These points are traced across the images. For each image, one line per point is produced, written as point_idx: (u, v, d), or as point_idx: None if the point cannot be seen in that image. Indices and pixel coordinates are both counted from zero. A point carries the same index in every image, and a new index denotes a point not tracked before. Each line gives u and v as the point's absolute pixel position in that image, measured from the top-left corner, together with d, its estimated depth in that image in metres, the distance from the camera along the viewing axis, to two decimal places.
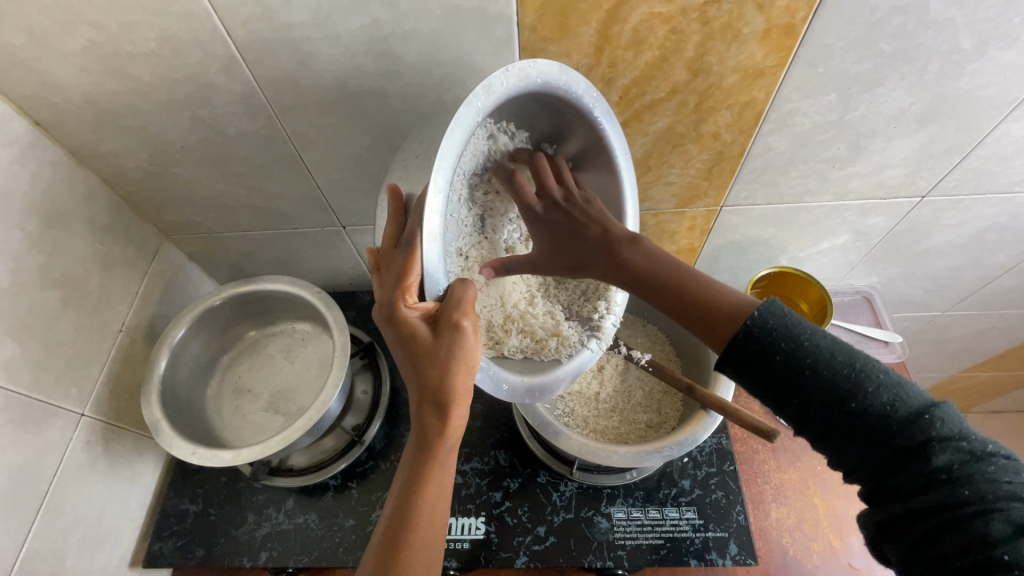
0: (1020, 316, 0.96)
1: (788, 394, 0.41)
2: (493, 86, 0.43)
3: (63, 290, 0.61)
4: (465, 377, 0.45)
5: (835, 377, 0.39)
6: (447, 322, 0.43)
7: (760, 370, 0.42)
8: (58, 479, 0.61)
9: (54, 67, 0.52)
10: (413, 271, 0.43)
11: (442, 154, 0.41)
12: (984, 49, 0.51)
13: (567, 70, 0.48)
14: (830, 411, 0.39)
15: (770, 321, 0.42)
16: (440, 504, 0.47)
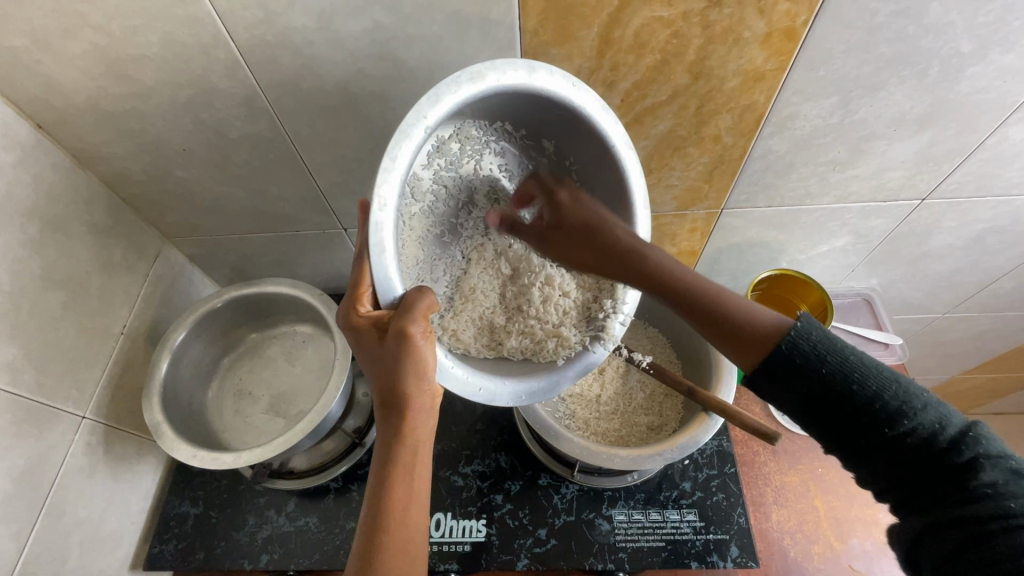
0: (1019, 318, 0.96)
1: (835, 411, 0.41)
2: (442, 96, 0.43)
3: (64, 293, 0.61)
4: (417, 376, 0.46)
5: (885, 394, 0.40)
6: (394, 326, 0.44)
7: (806, 387, 0.42)
8: (59, 482, 0.61)
9: (56, 70, 0.52)
10: (361, 282, 0.48)
11: (384, 175, 0.42)
12: (984, 53, 0.51)
13: (535, 66, 0.45)
14: (876, 426, 0.40)
15: (816, 336, 0.43)
16: (412, 513, 0.46)
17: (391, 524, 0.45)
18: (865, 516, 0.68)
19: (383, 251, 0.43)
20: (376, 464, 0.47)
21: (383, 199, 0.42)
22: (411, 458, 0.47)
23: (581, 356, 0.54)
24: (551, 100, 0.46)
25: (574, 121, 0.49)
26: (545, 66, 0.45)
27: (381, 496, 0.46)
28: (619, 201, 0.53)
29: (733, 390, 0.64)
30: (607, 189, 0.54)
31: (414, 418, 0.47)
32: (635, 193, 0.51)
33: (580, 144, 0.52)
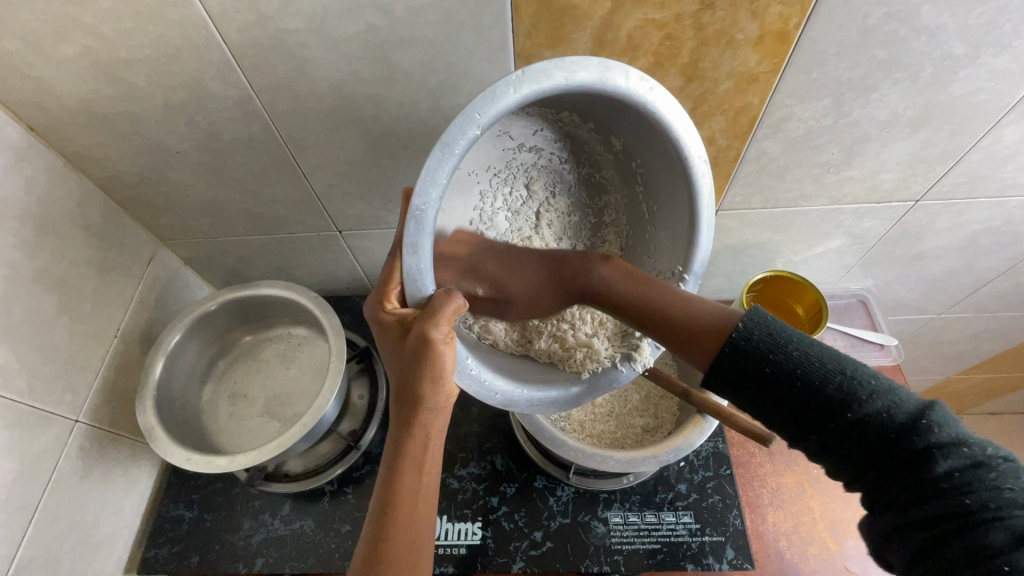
0: (1014, 319, 0.97)
1: (784, 406, 0.41)
2: (504, 94, 0.40)
3: (57, 296, 0.61)
4: (435, 379, 0.46)
5: (827, 386, 0.39)
6: (417, 325, 0.45)
7: (749, 382, 0.42)
8: (52, 486, 0.60)
9: (48, 73, 0.52)
10: (392, 281, 0.49)
11: (429, 169, 0.41)
12: (976, 55, 0.51)
13: (609, 66, 0.42)
14: (824, 419, 0.39)
15: (758, 334, 0.42)
16: (421, 511, 0.46)
17: (398, 521, 0.45)
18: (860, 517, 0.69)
19: (416, 248, 0.43)
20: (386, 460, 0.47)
21: (425, 199, 0.41)
22: (421, 455, 0.47)
23: (608, 372, 0.54)
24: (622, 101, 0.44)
25: (645, 121, 0.46)
26: (615, 64, 0.42)
27: (390, 491, 0.46)
28: (681, 206, 0.51)
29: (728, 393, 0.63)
30: (667, 191, 0.53)
31: (426, 417, 0.47)
32: (701, 201, 0.49)
33: (645, 140, 0.50)
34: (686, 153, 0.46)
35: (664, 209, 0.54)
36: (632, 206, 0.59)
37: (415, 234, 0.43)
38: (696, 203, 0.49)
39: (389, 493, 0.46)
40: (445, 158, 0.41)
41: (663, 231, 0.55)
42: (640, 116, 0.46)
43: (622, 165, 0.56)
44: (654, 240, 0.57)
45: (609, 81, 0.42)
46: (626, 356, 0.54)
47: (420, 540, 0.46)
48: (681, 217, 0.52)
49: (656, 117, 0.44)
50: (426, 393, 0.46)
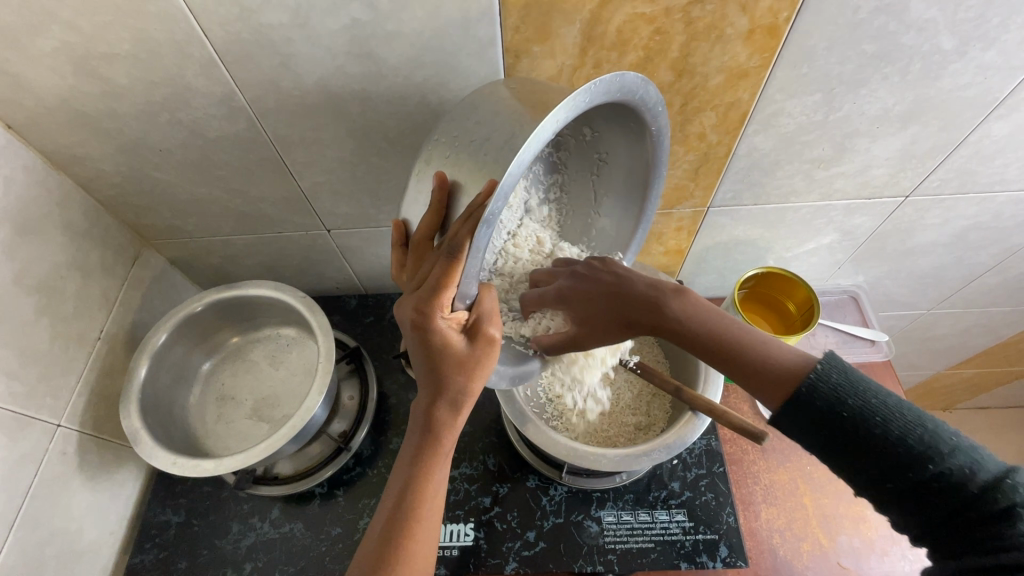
0: (1002, 313, 0.97)
1: (856, 453, 0.42)
2: (577, 99, 0.37)
3: (37, 298, 0.59)
4: (479, 384, 0.47)
5: (907, 438, 0.40)
6: (481, 332, 0.45)
7: (822, 428, 0.43)
8: (34, 491, 0.59)
9: (25, 69, 0.50)
10: (451, 289, 0.42)
11: (515, 166, 0.36)
12: (965, 49, 0.51)
13: (648, 83, 0.43)
14: (902, 469, 0.40)
15: (835, 379, 0.43)
16: (439, 499, 0.49)
17: (423, 512, 0.47)
18: (852, 513, 0.68)
19: (478, 252, 0.40)
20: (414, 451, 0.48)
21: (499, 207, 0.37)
22: (449, 449, 0.48)
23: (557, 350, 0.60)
24: (643, 112, 0.45)
25: (643, 133, 0.49)
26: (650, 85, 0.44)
27: (416, 482, 0.47)
28: (633, 200, 0.57)
29: (721, 390, 0.64)
30: (622, 186, 0.57)
31: (461, 417, 0.48)
32: (656, 201, 0.56)
33: (628, 147, 0.52)
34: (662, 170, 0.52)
35: (614, 198, 0.58)
36: (578, 189, 0.59)
37: (484, 240, 0.39)
38: (652, 201, 0.55)
39: (417, 485, 0.47)
40: (521, 159, 0.36)
41: (605, 217, 0.60)
42: (642, 127, 0.48)
43: (582, 150, 0.55)
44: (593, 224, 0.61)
45: (645, 92, 0.43)
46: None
47: (435, 527, 0.48)
48: (632, 212, 0.57)
49: (661, 134, 0.48)
50: (470, 397, 0.47)
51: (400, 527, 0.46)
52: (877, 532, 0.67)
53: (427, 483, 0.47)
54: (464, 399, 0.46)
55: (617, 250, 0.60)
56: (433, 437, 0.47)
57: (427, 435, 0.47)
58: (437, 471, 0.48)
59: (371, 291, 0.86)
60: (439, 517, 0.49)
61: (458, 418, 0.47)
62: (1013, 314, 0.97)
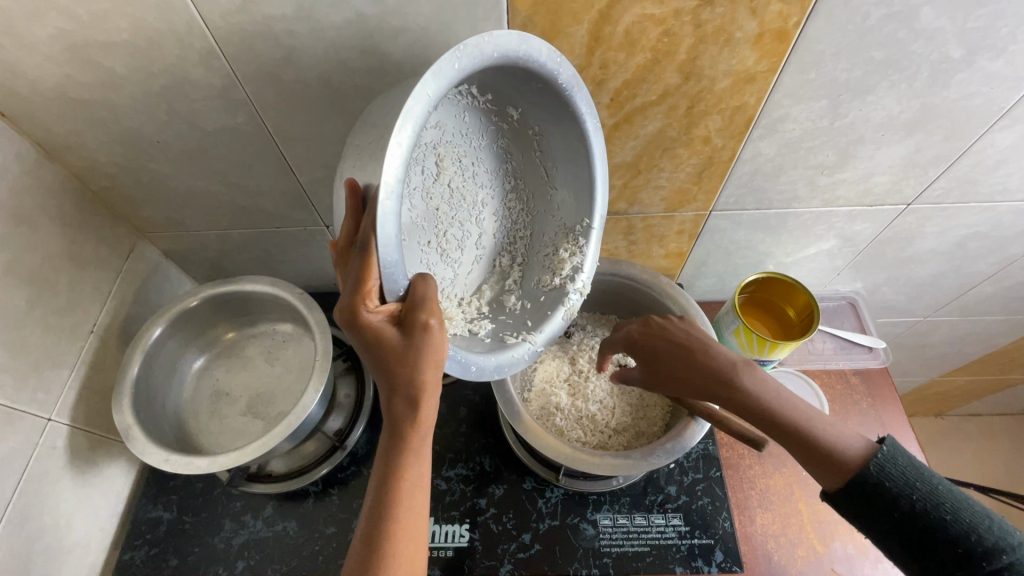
0: (998, 322, 0.98)
1: (924, 539, 0.44)
2: (446, 68, 0.40)
3: (29, 289, 0.58)
4: (431, 375, 0.46)
5: (980, 529, 0.43)
6: (413, 318, 0.44)
7: (890, 511, 0.45)
8: (23, 486, 0.58)
9: (21, 57, 0.49)
10: (372, 277, 0.42)
11: (395, 143, 0.39)
12: (973, 59, 0.51)
13: (527, 37, 0.43)
14: (973, 560, 0.42)
15: (902, 463, 0.47)
16: (419, 495, 0.48)
17: (401, 515, 0.46)
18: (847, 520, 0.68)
19: (388, 241, 0.41)
20: (384, 450, 0.48)
21: (388, 190, 0.39)
22: (419, 447, 0.48)
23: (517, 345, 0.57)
24: (540, 71, 0.46)
25: (551, 91, 0.49)
26: (535, 38, 0.44)
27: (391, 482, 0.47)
28: (579, 165, 0.56)
29: None
30: (564, 155, 0.56)
31: (424, 412, 0.47)
32: (599, 157, 0.54)
33: (553, 114, 0.52)
34: (585, 122, 0.51)
35: (564, 168, 0.58)
36: (530, 172, 0.60)
37: (388, 228, 0.40)
38: (593, 164, 0.54)
39: (392, 485, 0.47)
40: (402, 136, 0.39)
41: (562, 190, 0.59)
42: (548, 88, 0.48)
43: (517, 133, 0.57)
44: (555, 201, 0.61)
45: (530, 49, 0.44)
46: (557, 305, 0.59)
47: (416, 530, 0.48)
48: (583, 174, 0.56)
49: (568, 87, 0.48)
50: (427, 386, 0.46)
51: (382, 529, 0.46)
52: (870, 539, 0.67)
53: (401, 484, 0.47)
54: (421, 391, 0.46)
55: (581, 219, 0.58)
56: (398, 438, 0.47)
57: (393, 436, 0.47)
58: (409, 468, 0.47)
59: None
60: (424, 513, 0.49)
61: (419, 411, 0.47)
62: (1008, 323, 0.98)
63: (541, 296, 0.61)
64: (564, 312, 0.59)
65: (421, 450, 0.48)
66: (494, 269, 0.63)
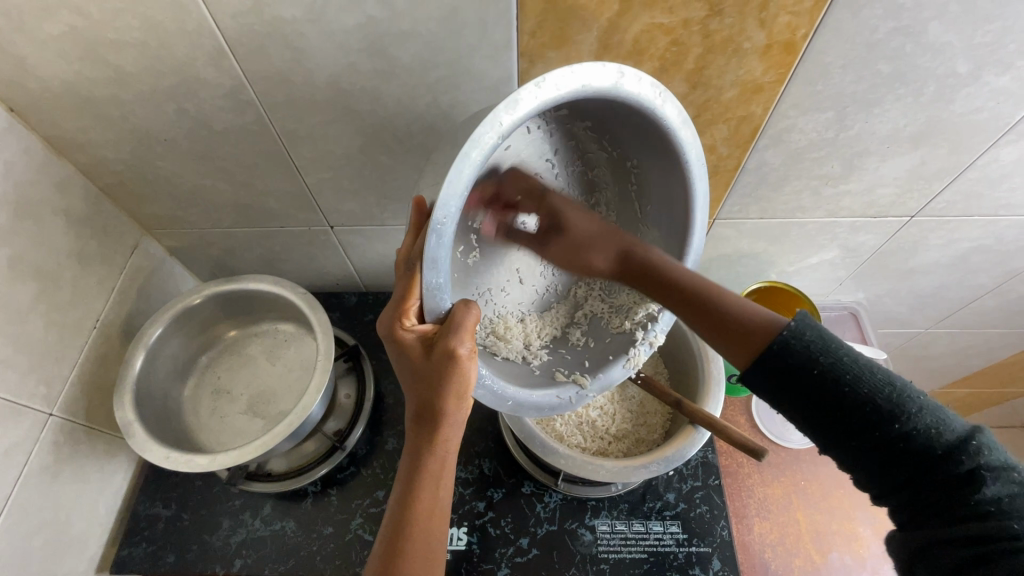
0: (999, 335, 0.98)
1: (822, 409, 0.41)
2: (522, 101, 0.38)
3: (34, 284, 0.59)
4: (458, 398, 0.46)
5: (876, 398, 0.40)
6: (443, 343, 0.44)
7: (792, 385, 0.42)
8: (23, 480, 0.58)
9: (31, 53, 0.49)
10: (413, 296, 0.46)
11: (456, 174, 0.38)
12: (979, 74, 0.51)
13: (620, 69, 0.41)
14: (871, 429, 0.40)
15: (810, 336, 0.42)
16: (436, 523, 0.46)
17: (415, 539, 0.45)
18: (845, 530, 0.69)
19: (435, 263, 0.42)
20: (404, 471, 0.47)
21: (446, 213, 0.39)
22: (440, 469, 0.47)
23: (560, 384, 0.54)
24: (630, 106, 0.43)
25: (650, 125, 0.46)
26: (628, 68, 0.42)
27: (406, 504, 0.46)
28: (677, 205, 0.52)
29: (720, 405, 0.63)
30: (660, 193, 0.54)
31: (447, 432, 0.47)
32: (699, 193, 0.50)
33: (650, 147, 0.50)
34: (686, 155, 0.47)
35: (659, 206, 0.55)
36: (624, 208, 0.58)
37: (433, 248, 0.41)
38: (692, 202, 0.50)
39: (407, 507, 0.46)
40: (467, 169, 0.39)
41: (654, 231, 0.56)
42: (646, 122, 0.46)
43: (616, 165, 0.55)
44: (644, 238, 0.58)
45: (621, 88, 0.41)
46: (620, 353, 0.57)
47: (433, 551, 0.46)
48: (679, 213, 0.52)
49: (665, 121, 0.45)
50: (449, 410, 0.46)
51: (394, 551, 0.44)
52: (869, 551, 0.68)
53: (416, 506, 0.46)
54: (443, 413, 0.46)
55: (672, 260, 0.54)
56: (419, 457, 0.47)
57: (414, 458, 0.47)
58: (425, 492, 0.46)
59: (371, 289, 0.85)
60: (440, 545, 0.47)
61: (441, 433, 0.47)
62: (1010, 336, 0.98)
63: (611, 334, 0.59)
64: (626, 360, 0.56)
65: (440, 476, 0.47)
66: (568, 298, 0.63)
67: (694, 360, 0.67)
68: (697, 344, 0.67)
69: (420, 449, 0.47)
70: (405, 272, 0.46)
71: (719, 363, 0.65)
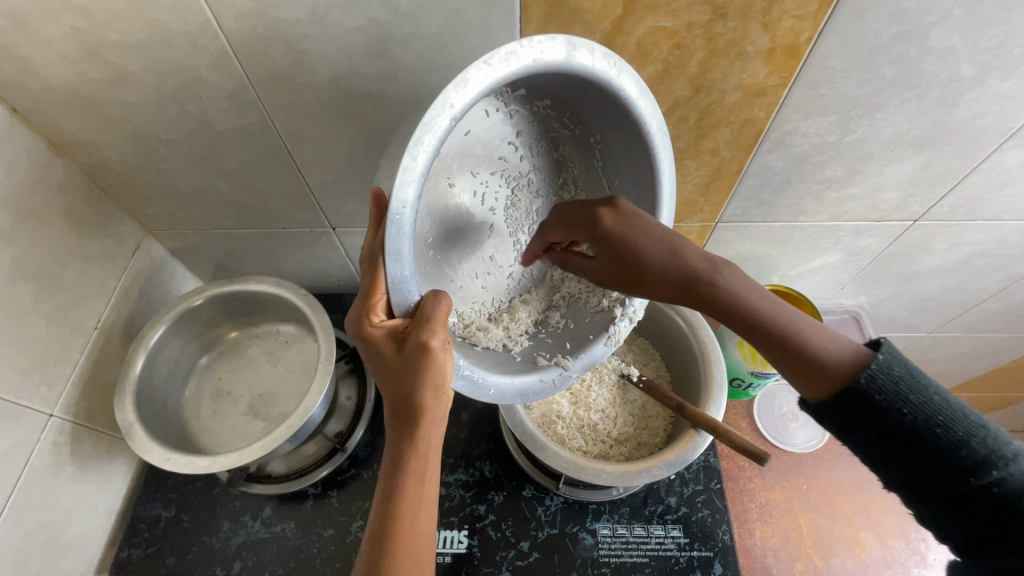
0: (1002, 340, 0.97)
1: (906, 447, 0.41)
2: (471, 80, 0.39)
3: (36, 285, 0.59)
4: (435, 390, 0.45)
5: (971, 441, 0.39)
6: (416, 336, 0.44)
7: (877, 422, 0.41)
8: (24, 481, 0.58)
9: (34, 54, 0.50)
10: (379, 291, 0.45)
11: (410, 158, 0.39)
12: (984, 78, 0.51)
13: (570, 41, 0.42)
14: (958, 471, 0.39)
15: (898, 371, 0.41)
16: (421, 520, 0.46)
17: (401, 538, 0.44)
18: (847, 535, 0.69)
19: (398, 254, 0.42)
20: (386, 471, 0.46)
21: (402, 201, 0.40)
22: (424, 466, 0.46)
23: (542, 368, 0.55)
24: (587, 80, 0.44)
25: (609, 99, 0.47)
26: (580, 40, 0.42)
27: (390, 504, 0.45)
28: (642, 176, 0.53)
29: (723, 409, 0.63)
30: (625, 165, 0.54)
31: (428, 428, 0.46)
32: (663, 163, 0.51)
33: (612, 120, 0.50)
34: (647, 127, 0.48)
35: (626, 179, 0.55)
36: (590, 184, 0.59)
37: (395, 239, 0.41)
38: (658, 174, 0.51)
39: (392, 507, 0.45)
40: (421, 150, 0.39)
41: None
42: (605, 98, 0.47)
43: (578, 139, 0.56)
44: None
45: (573, 60, 0.42)
46: (601, 331, 0.57)
47: (421, 547, 0.46)
48: (645, 184, 0.53)
49: (623, 93, 0.45)
50: (428, 405, 0.45)
51: (382, 551, 0.44)
52: (871, 556, 0.67)
53: (401, 506, 0.45)
54: (422, 407, 0.45)
55: None
56: (401, 456, 0.46)
57: (395, 456, 0.46)
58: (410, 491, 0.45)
59: None
60: (427, 541, 0.46)
61: (422, 429, 0.46)
62: (1012, 341, 0.98)
63: (589, 316, 0.59)
64: (607, 338, 0.56)
65: (424, 473, 0.46)
66: (545, 282, 0.63)
67: (697, 364, 0.67)
68: (700, 347, 0.66)
69: (402, 448, 0.46)
70: (370, 268, 0.45)
71: (721, 366, 0.65)
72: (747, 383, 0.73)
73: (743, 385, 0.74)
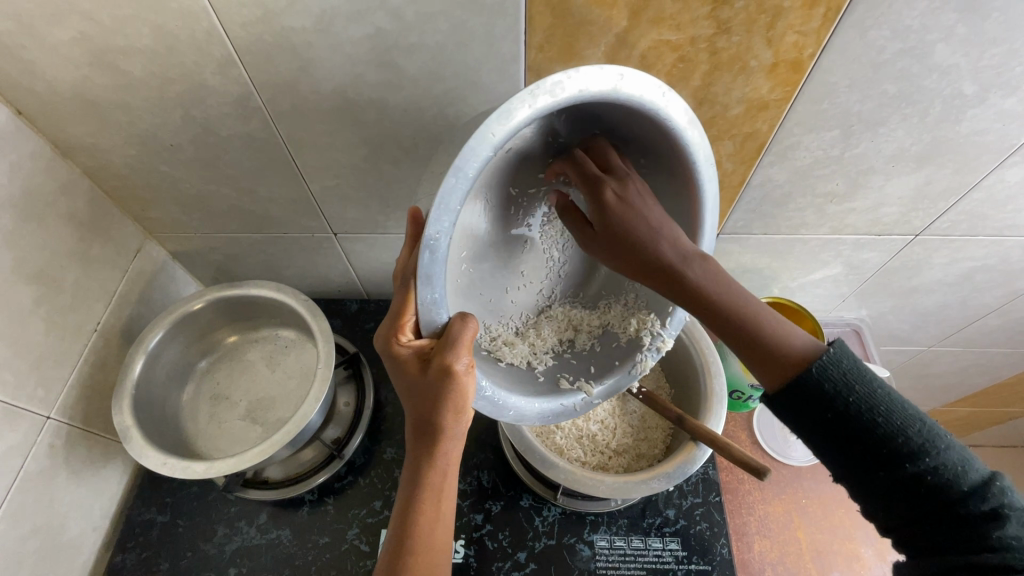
0: (1003, 355, 0.97)
1: (847, 433, 0.41)
2: (517, 111, 0.38)
3: (36, 286, 0.58)
4: (456, 411, 0.45)
5: (908, 431, 0.40)
6: (439, 359, 0.44)
7: (821, 411, 0.42)
8: (19, 484, 0.58)
9: (40, 58, 0.50)
10: (408, 311, 0.45)
11: (451, 187, 0.39)
12: (985, 95, 0.51)
13: (622, 71, 0.40)
14: (897, 459, 0.40)
15: (846, 365, 0.42)
16: (439, 536, 0.46)
17: (419, 552, 0.45)
18: (846, 550, 0.68)
19: (431, 279, 0.42)
20: (406, 486, 0.46)
21: (438, 229, 0.40)
22: (441, 482, 0.47)
23: (564, 393, 0.55)
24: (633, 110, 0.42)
25: (655, 128, 0.45)
26: (632, 71, 0.41)
27: (409, 520, 0.45)
28: (682, 204, 0.51)
29: (722, 421, 0.62)
30: (666, 195, 0.53)
31: (448, 445, 0.46)
32: (708, 197, 0.49)
33: (657, 149, 0.48)
34: (692, 159, 0.46)
35: (668, 210, 0.53)
36: None
37: (431, 264, 0.42)
38: (701, 206, 0.49)
39: (410, 522, 0.45)
40: (460, 178, 0.39)
41: None
42: (650, 126, 0.45)
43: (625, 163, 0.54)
44: None
45: (622, 92, 0.40)
46: (626, 359, 0.57)
47: (437, 561, 0.46)
48: (685, 219, 0.51)
49: (670, 124, 0.44)
50: (449, 423, 0.45)
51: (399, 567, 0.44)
52: (869, 572, 0.67)
53: (419, 521, 0.45)
54: (443, 426, 0.45)
55: None
56: (420, 471, 0.46)
57: (415, 472, 0.46)
58: (428, 507, 0.46)
59: (373, 296, 0.85)
60: (444, 556, 0.46)
61: (442, 446, 0.46)
62: (1013, 356, 0.97)
63: (618, 339, 0.59)
64: (632, 366, 0.56)
65: (442, 490, 0.47)
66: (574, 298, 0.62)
67: (697, 375, 0.67)
68: (700, 358, 0.66)
69: (420, 464, 0.46)
70: (402, 287, 0.46)
71: (721, 378, 0.65)
72: (747, 396, 0.72)
73: (743, 397, 0.73)
